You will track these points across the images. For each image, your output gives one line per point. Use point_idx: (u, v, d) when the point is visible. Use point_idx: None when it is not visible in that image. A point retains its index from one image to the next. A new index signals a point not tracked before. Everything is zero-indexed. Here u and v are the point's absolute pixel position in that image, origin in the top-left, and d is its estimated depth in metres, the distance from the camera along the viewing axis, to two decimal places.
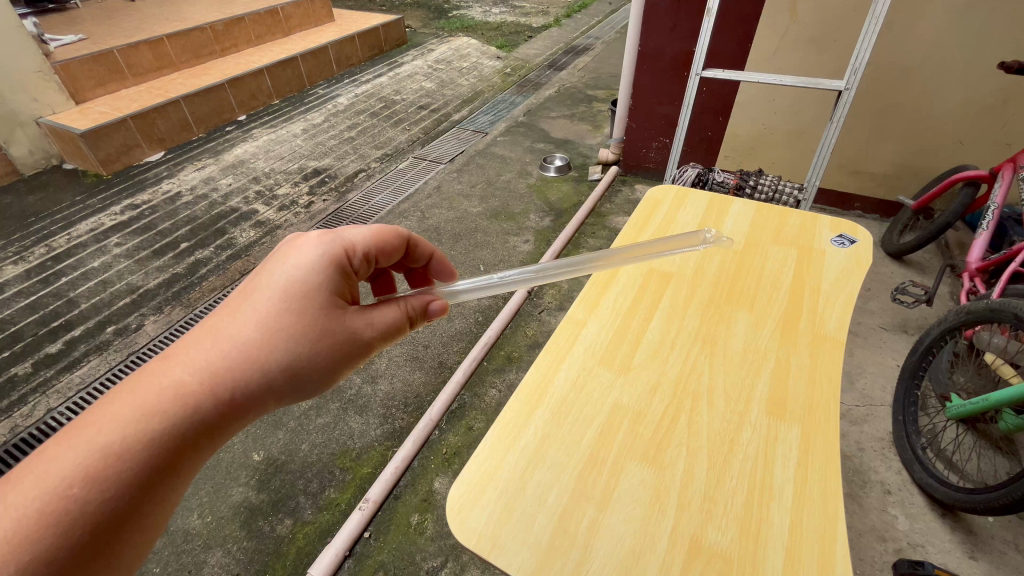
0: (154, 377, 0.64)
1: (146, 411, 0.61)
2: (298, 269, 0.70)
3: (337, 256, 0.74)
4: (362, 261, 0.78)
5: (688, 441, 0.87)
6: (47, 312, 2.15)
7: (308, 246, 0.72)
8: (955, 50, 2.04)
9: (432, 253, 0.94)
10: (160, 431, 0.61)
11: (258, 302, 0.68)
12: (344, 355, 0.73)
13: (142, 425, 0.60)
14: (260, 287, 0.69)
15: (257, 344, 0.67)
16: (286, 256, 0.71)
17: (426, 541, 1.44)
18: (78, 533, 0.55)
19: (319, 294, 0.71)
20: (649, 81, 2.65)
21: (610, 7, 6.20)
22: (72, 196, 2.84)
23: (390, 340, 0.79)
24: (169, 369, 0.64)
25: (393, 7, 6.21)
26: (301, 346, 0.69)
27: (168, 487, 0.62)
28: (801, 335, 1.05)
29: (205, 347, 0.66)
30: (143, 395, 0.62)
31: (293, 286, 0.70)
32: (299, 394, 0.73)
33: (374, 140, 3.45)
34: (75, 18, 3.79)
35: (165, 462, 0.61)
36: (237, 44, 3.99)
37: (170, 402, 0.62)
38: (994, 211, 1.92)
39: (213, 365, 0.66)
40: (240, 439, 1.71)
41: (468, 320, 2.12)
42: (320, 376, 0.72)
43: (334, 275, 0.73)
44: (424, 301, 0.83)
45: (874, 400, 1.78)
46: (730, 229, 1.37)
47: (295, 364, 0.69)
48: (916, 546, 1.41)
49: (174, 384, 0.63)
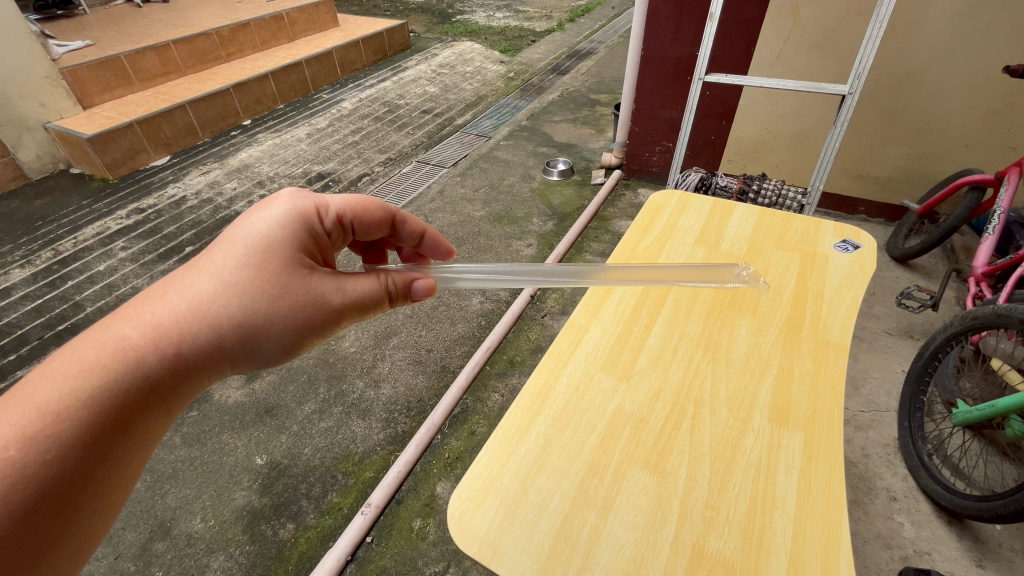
0: (96, 335, 0.62)
1: (83, 366, 0.59)
2: (262, 222, 0.70)
3: (308, 215, 0.75)
4: (336, 222, 0.79)
5: (690, 448, 0.86)
6: (52, 315, 2.16)
7: (275, 203, 0.73)
8: (959, 55, 2.04)
9: (424, 230, 0.95)
10: (92, 386, 0.59)
11: (220, 257, 0.68)
12: (311, 317, 0.70)
13: (80, 380, 0.58)
14: (220, 244, 0.69)
15: (214, 300, 0.66)
16: (253, 213, 0.71)
17: (428, 547, 1.44)
18: (22, 498, 0.52)
19: (281, 249, 0.70)
20: (651, 85, 2.65)
21: (614, 12, 6.21)
22: (79, 200, 2.87)
23: (364, 311, 0.76)
24: (116, 326, 0.64)
25: (398, 11, 6.25)
26: (256, 299, 0.67)
27: (120, 446, 0.61)
28: (804, 341, 1.05)
29: (157, 304, 0.66)
30: (84, 350, 0.60)
31: (254, 239, 0.69)
32: (258, 353, 0.71)
33: (378, 144, 3.47)
34: (83, 24, 3.83)
35: (117, 421, 0.60)
36: (243, 50, 4.03)
37: (110, 358, 0.61)
38: (999, 215, 1.91)
39: (157, 320, 0.65)
40: (243, 443, 1.71)
41: (471, 324, 2.12)
42: (281, 338, 0.70)
43: (304, 231, 0.73)
44: (408, 279, 0.80)
45: (880, 405, 1.77)
46: (733, 235, 1.36)
47: (253, 320, 0.67)
48: (922, 554, 1.40)
49: (126, 341, 0.63)
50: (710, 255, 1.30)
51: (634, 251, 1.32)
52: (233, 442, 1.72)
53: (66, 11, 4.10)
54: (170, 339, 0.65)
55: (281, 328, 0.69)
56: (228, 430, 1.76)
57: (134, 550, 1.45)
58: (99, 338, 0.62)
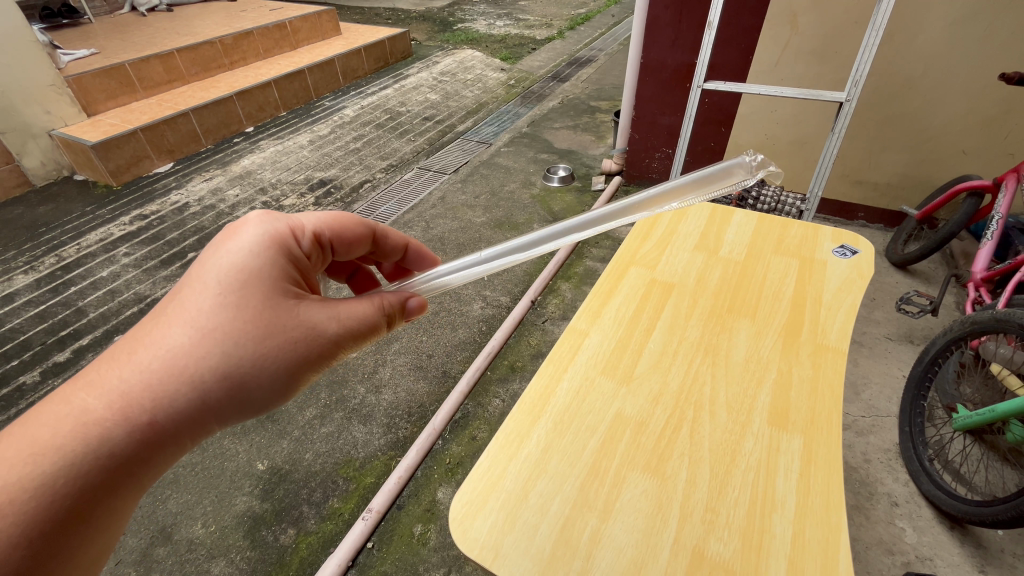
0: (53, 408, 0.62)
1: (37, 448, 0.59)
2: (238, 254, 0.69)
3: (282, 236, 0.75)
4: (313, 241, 0.80)
5: (690, 451, 0.87)
6: (55, 321, 2.17)
7: (246, 232, 0.72)
8: (955, 63, 2.07)
9: (406, 241, 1.01)
10: (58, 473, 0.59)
11: (191, 302, 0.66)
12: (304, 353, 0.72)
13: (31, 467, 0.58)
14: (193, 287, 0.67)
15: (194, 356, 0.65)
16: (221, 242, 0.70)
17: (428, 552, 1.43)
18: None
19: (260, 282, 0.70)
20: (651, 92, 2.68)
21: (614, 20, 6.27)
22: (83, 207, 2.89)
23: (361, 338, 0.79)
24: (76, 396, 0.63)
25: (399, 20, 6.32)
26: (243, 348, 0.67)
27: (76, 537, 0.62)
28: (803, 345, 1.06)
29: (125, 368, 0.64)
30: (43, 429, 0.60)
31: (236, 276, 0.68)
32: (249, 409, 0.72)
33: (379, 151, 3.50)
34: (89, 33, 3.88)
35: (71, 512, 0.61)
36: (246, 58, 4.08)
37: (67, 437, 0.60)
38: (997, 220, 1.91)
39: (124, 388, 0.64)
40: (245, 448, 1.72)
41: (472, 329, 2.12)
42: (271, 382, 0.71)
43: (280, 253, 0.73)
44: (403, 298, 0.85)
45: (880, 410, 1.77)
46: (731, 241, 1.37)
47: (237, 368, 0.67)
48: (924, 559, 1.39)
49: (93, 421, 0.62)
50: (710, 258, 1.31)
51: (635, 256, 1.33)
52: (235, 447, 1.73)
53: (72, 20, 4.15)
54: (143, 410, 0.64)
55: (272, 371, 0.70)
56: (229, 436, 1.76)
57: (134, 555, 1.45)
58: (57, 414, 0.61)
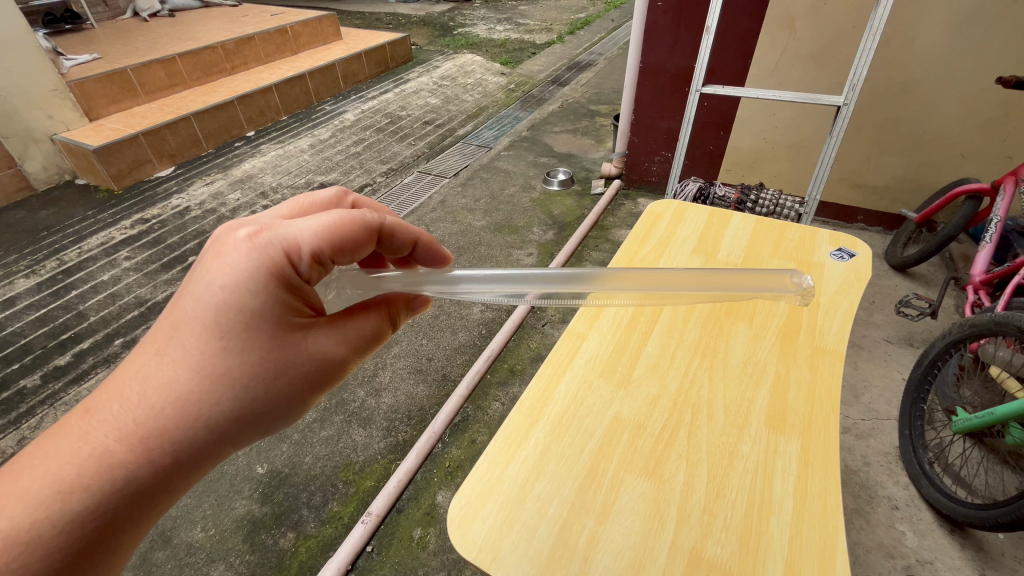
0: (70, 444, 0.62)
1: (62, 487, 0.60)
2: (235, 289, 0.65)
3: (278, 264, 0.67)
4: (311, 261, 0.70)
5: (688, 454, 0.87)
6: (56, 325, 2.18)
7: (240, 262, 0.64)
8: (953, 67, 2.08)
9: (417, 238, 0.86)
10: (80, 510, 0.61)
11: (194, 343, 0.64)
12: (313, 381, 0.73)
13: (57, 505, 0.60)
14: (196, 324, 0.64)
15: (205, 398, 0.65)
16: (214, 273, 0.64)
17: (428, 556, 1.43)
18: None
19: (266, 322, 0.67)
20: (650, 97, 2.69)
21: (614, 24, 6.30)
22: (84, 211, 2.90)
23: (366, 355, 0.80)
24: (92, 433, 0.63)
25: (399, 25, 6.36)
26: (256, 388, 0.68)
27: (104, 558, 0.65)
28: (801, 348, 1.06)
29: (136, 407, 0.64)
30: (61, 465, 0.61)
31: (238, 316, 0.65)
32: (258, 433, 0.73)
33: (380, 155, 3.51)
34: (91, 39, 3.91)
35: (96, 538, 0.63)
36: (247, 62, 4.10)
37: (89, 474, 0.61)
38: (996, 224, 1.91)
39: (136, 426, 0.63)
40: (245, 452, 1.72)
41: (472, 333, 2.12)
42: (281, 407, 0.72)
43: (280, 286, 0.67)
44: (407, 298, 0.87)
45: (880, 413, 1.77)
46: (729, 244, 1.38)
47: (250, 402, 0.68)
48: (925, 563, 1.39)
49: (112, 462, 0.62)
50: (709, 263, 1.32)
51: (633, 259, 1.34)
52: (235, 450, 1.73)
53: (74, 25, 4.18)
54: (161, 449, 0.64)
55: (284, 401, 0.71)
56: None
57: (134, 559, 1.46)
58: (74, 448, 0.62)
